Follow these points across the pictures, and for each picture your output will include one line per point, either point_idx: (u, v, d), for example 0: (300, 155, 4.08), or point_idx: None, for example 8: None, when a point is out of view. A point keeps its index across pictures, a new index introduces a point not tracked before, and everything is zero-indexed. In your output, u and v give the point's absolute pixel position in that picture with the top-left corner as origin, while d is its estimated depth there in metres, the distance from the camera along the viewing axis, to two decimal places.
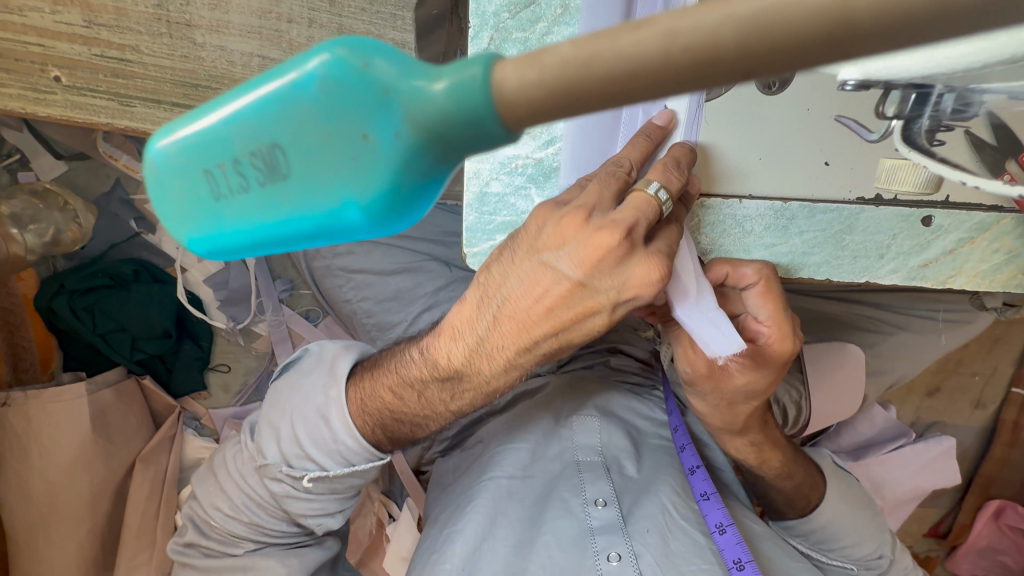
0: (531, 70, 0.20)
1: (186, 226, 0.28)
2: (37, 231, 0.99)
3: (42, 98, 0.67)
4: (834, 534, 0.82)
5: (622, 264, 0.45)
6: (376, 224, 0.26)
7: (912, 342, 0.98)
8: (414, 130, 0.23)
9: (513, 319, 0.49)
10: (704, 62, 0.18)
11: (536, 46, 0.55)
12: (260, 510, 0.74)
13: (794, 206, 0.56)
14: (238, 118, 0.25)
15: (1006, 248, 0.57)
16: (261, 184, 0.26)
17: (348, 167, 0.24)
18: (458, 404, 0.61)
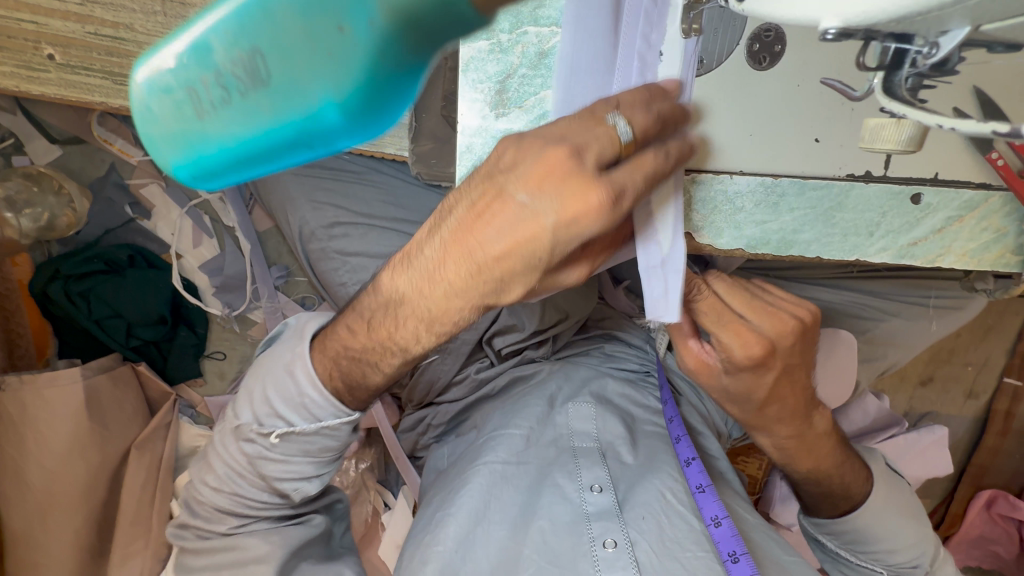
0: None
1: (176, 148, 0.30)
2: (32, 215, 0.99)
3: (36, 76, 0.68)
4: (868, 537, 0.76)
5: (563, 185, 0.47)
6: (356, 123, 0.28)
7: (902, 328, 0.99)
8: (386, 16, 0.24)
9: (457, 242, 0.52)
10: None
11: (528, 20, 0.56)
12: (240, 480, 0.74)
13: (784, 182, 0.57)
14: (219, 27, 0.27)
15: (995, 226, 0.57)
16: (245, 92, 0.27)
17: (327, 63, 0.26)
18: (404, 331, 0.60)
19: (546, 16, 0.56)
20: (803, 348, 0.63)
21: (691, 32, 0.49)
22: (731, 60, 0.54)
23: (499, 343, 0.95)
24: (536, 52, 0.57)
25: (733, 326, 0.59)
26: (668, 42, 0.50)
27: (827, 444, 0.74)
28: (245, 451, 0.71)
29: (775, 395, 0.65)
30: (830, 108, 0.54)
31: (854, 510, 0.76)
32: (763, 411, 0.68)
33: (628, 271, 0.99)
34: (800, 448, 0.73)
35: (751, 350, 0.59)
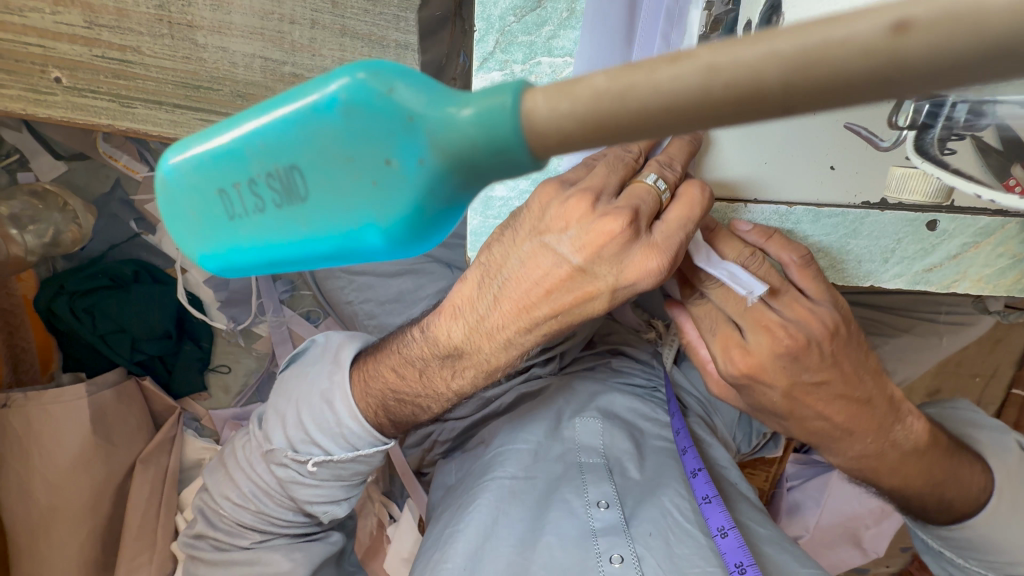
0: (562, 101, 0.22)
1: (205, 242, 0.31)
2: (37, 231, 0.98)
3: (43, 99, 0.65)
4: (989, 547, 0.71)
5: (624, 251, 0.46)
6: (395, 246, 0.28)
7: (910, 344, 0.98)
8: (439, 157, 0.25)
9: (513, 299, 0.52)
10: (745, 96, 0.19)
11: (542, 49, 0.58)
12: (266, 499, 0.74)
13: (799, 210, 0.56)
14: (256, 138, 0.27)
15: (1011, 252, 0.57)
16: (278, 205, 0.28)
17: (370, 190, 0.26)
18: (459, 381, 0.62)
19: (559, 47, 0.57)
20: (835, 348, 0.56)
21: None
22: None
23: None
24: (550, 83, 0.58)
25: (756, 318, 0.54)
26: None
27: (916, 462, 0.68)
28: (277, 476, 0.72)
29: (806, 406, 0.60)
30: (846, 138, 0.53)
31: (968, 519, 0.72)
32: (801, 423, 0.63)
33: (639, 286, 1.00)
34: (880, 466, 0.68)
35: (753, 361, 0.55)
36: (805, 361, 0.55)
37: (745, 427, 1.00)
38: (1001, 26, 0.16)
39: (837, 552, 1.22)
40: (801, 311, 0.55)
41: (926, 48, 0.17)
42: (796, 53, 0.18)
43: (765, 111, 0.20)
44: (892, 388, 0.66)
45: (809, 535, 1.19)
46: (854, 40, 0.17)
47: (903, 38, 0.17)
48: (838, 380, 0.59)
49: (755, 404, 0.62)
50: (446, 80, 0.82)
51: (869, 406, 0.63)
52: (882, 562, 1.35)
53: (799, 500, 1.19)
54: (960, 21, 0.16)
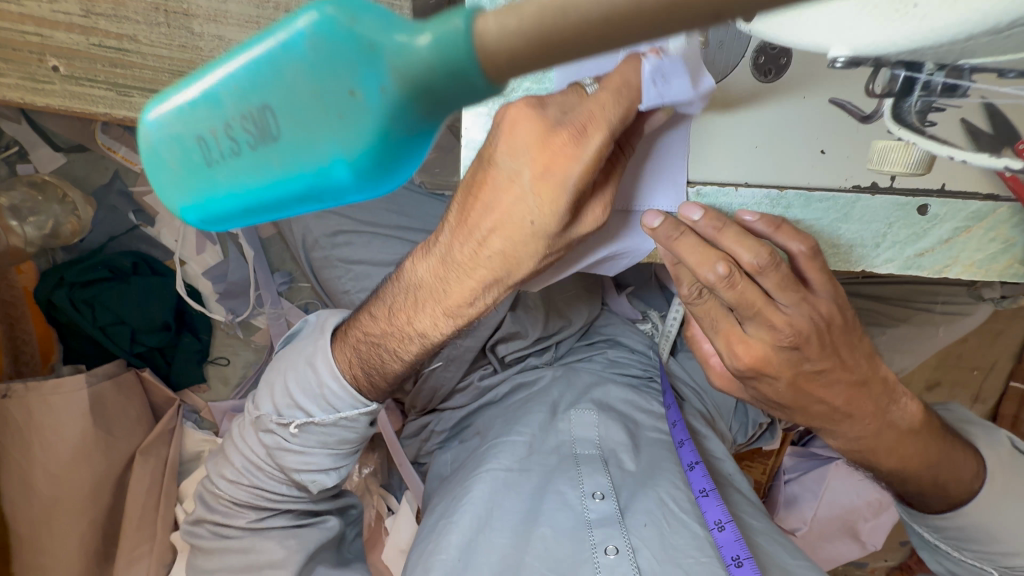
0: (510, 18, 0.20)
1: (184, 193, 0.30)
2: (37, 223, 0.99)
3: (41, 88, 0.66)
4: (982, 537, 0.72)
5: (538, 138, 0.45)
6: (363, 182, 0.27)
7: (909, 334, 0.99)
8: (399, 84, 0.24)
9: (461, 220, 0.53)
10: (677, 5, 0.18)
11: None
12: (259, 473, 0.75)
13: (790, 194, 0.56)
14: (228, 80, 0.26)
15: (1003, 237, 0.58)
16: (253, 147, 0.27)
17: (336, 124, 0.25)
18: (420, 316, 0.61)
19: None
20: (832, 337, 0.59)
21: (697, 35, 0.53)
22: (737, 73, 0.54)
23: (502, 350, 0.94)
24: None
25: (764, 316, 0.55)
26: None
27: (911, 442, 0.69)
28: (264, 441, 0.73)
29: (806, 392, 0.63)
30: (838, 125, 0.54)
31: (962, 506, 0.72)
32: (805, 410, 0.65)
33: (631, 276, 1.03)
34: (879, 448, 0.69)
35: (756, 352, 0.57)
36: (806, 352, 0.57)
37: (742, 416, 1.00)
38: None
39: (835, 545, 1.22)
40: (807, 306, 0.56)
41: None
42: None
43: (698, 19, 0.18)
44: (885, 369, 0.66)
45: (807, 528, 1.19)
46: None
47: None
48: (837, 368, 0.61)
49: (760, 396, 0.66)
50: None
51: (865, 388, 0.64)
52: (879, 555, 1.35)
53: (796, 493, 1.19)
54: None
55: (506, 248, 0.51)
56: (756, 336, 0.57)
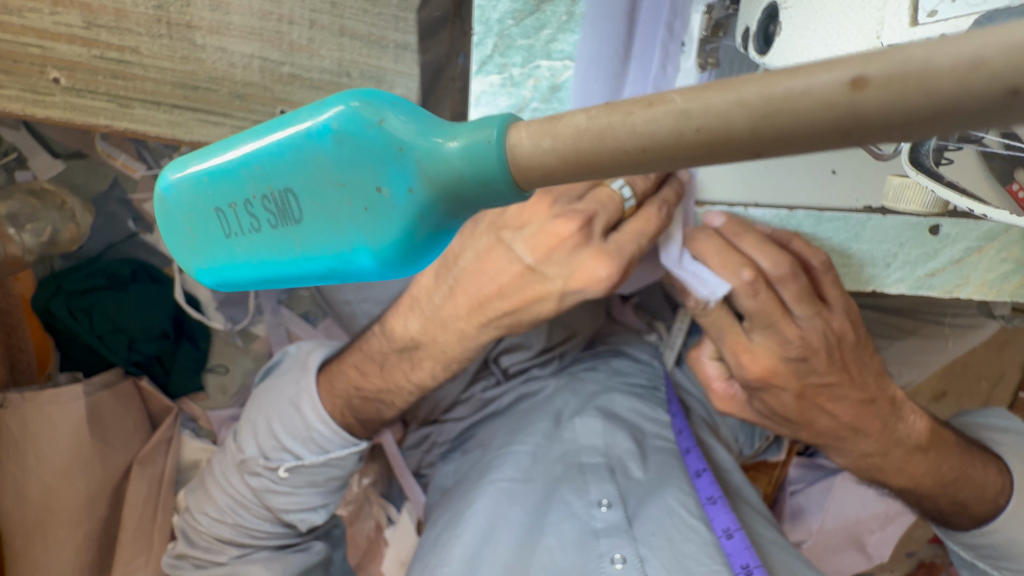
0: (545, 138, 0.22)
1: (201, 256, 0.33)
2: (34, 231, 0.96)
3: (42, 100, 0.64)
4: (1015, 554, 0.70)
5: (575, 254, 0.52)
6: (386, 269, 0.28)
7: (915, 347, 0.98)
8: (427, 186, 0.26)
9: (466, 292, 0.58)
10: (715, 144, 0.19)
11: (541, 53, 0.58)
12: (243, 511, 0.76)
13: (800, 214, 0.57)
14: (253, 160, 0.29)
15: (1014, 257, 0.57)
16: (272, 224, 0.29)
17: (360, 216, 0.27)
18: (419, 372, 0.68)
19: (559, 51, 0.58)
20: (844, 353, 0.59)
21: (706, 66, 0.55)
22: None
23: (506, 361, 0.94)
24: (549, 86, 0.59)
25: (771, 323, 0.56)
26: (682, 77, 0.56)
27: (922, 456, 0.69)
28: (251, 484, 0.74)
29: (817, 406, 0.63)
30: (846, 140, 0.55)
31: (990, 522, 0.71)
32: (810, 425, 0.65)
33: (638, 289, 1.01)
34: (893, 459, 0.69)
35: (763, 363, 0.58)
36: (812, 363, 0.58)
37: (748, 430, 0.99)
38: (959, 84, 0.14)
39: (841, 557, 1.20)
40: (816, 319, 0.56)
41: (889, 103, 0.15)
42: (761, 102, 0.17)
43: (738, 155, 0.19)
44: (893, 389, 0.66)
45: (812, 541, 1.17)
46: (819, 91, 0.16)
47: (867, 91, 0.16)
48: (844, 380, 0.61)
49: (768, 410, 0.66)
50: (445, 81, 0.81)
51: (874, 406, 0.64)
52: (886, 567, 1.33)
53: (802, 504, 1.18)
54: (920, 82, 0.15)
55: (514, 324, 0.60)
56: (761, 344, 0.58)
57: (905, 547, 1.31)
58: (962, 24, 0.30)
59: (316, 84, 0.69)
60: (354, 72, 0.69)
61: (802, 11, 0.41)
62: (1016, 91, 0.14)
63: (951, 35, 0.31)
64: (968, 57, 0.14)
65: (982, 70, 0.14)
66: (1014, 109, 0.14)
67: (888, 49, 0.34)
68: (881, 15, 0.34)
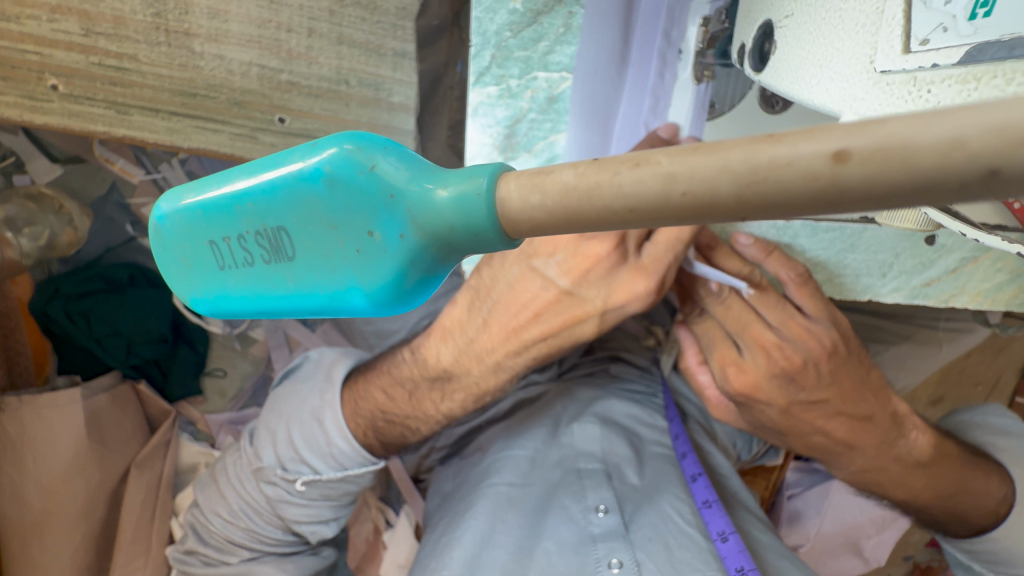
0: (533, 194, 0.22)
1: (196, 287, 0.33)
2: (32, 235, 0.95)
3: (40, 106, 0.63)
4: (1016, 560, 0.70)
5: (611, 275, 0.53)
6: (378, 309, 0.28)
7: (912, 353, 0.98)
8: (418, 234, 0.26)
9: (500, 322, 0.59)
10: (701, 207, 0.19)
11: (538, 64, 0.58)
12: (257, 517, 0.76)
13: (797, 225, 0.58)
14: (247, 198, 0.29)
15: (1009, 267, 0.57)
16: (266, 261, 0.29)
17: (353, 258, 0.27)
18: (448, 403, 0.69)
19: (556, 62, 0.58)
20: (834, 366, 0.59)
21: (702, 78, 0.55)
22: (743, 102, 0.54)
23: None
24: (546, 97, 0.59)
25: (753, 337, 0.56)
26: (680, 86, 0.57)
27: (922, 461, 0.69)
28: (266, 493, 0.74)
29: (806, 422, 0.63)
30: None
31: (989, 531, 0.71)
32: (802, 439, 0.66)
33: None
34: (893, 467, 0.68)
35: (748, 378, 0.58)
36: (800, 381, 0.58)
37: (746, 435, 1.00)
38: (940, 163, 0.15)
39: (838, 561, 1.21)
40: (799, 330, 0.56)
41: (869, 180, 0.16)
42: (745, 170, 0.17)
43: (724, 218, 0.19)
44: (894, 404, 0.66)
45: (809, 545, 1.18)
46: (803, 163, 0.16)
47: (849, 165, 0.16)
48: (836, 399, 0.61)
49: (757, 423, 0.67)
50: (443, 89, 0.81)
51: (871, 424, 0.64)
52: (883, 571, 1.33)
53: (799, 508, 1.19)
54: (901, 160, 0.15)
55: (552, 349, 0.61)
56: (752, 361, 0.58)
57: (901, 551, 1.31)
58: (953, 56, 0.29)
59: (314, 91, 0.69)
60: (353, 80, 0.69)
61: (796, 31, 0.41)
62: (994, 172, 0.14)
63: (943, 66, 0.30)
64: (948, 139, 0.14)
65: (960, 152, 0.14)
66: (994, 188, 0.15)
67: (883, 76, 0.33)
68: (874, 40, 0.33)
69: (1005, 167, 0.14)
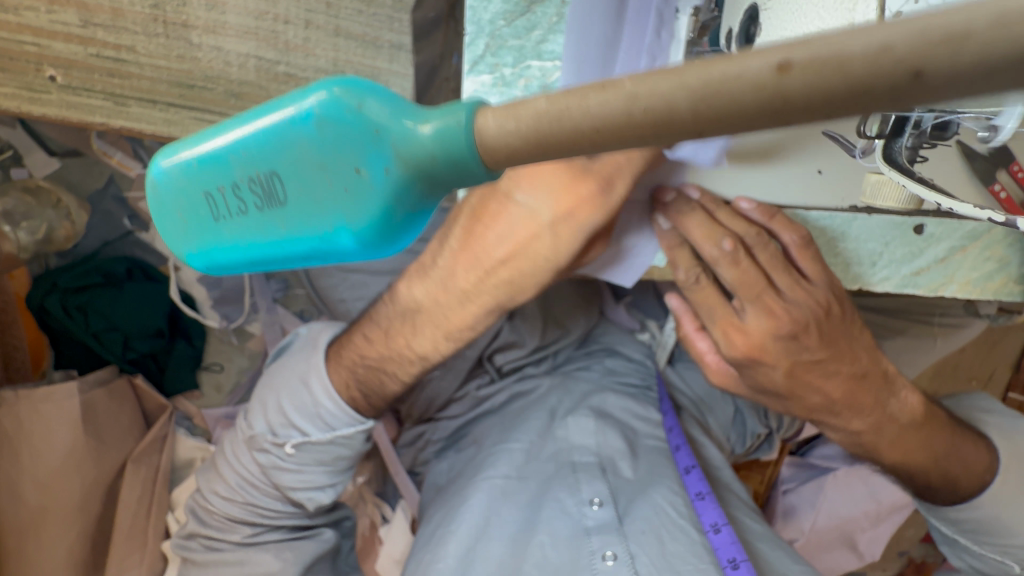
0: (509, 120, 0.23)
1: (191, 241, 0.33)
2: (29, 228, 0.98)
3: (38, 98, 0.64)
4: (1007, 533, 0.72)
5: (557, 180, 0.54)
6: (367, 249, 0.29)
7: (905, 346, 0.99)
8: (403, 167, 0.26)
9: (465, 250, 0.61)
10: (661, 125, 0.19)
11: (532, 53, 0.58)
12: (254, 490, 0.77)
13: (788, 213, 0.59)
14: (239, 146, 0.30)
15: (997, 256, 0.58)
16: (259, 207, 0.30)
17: (341, 196, 0.28)
18: (420, 341, 0.68)
19: (549, 51, 0.59)
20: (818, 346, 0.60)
21: None
22: None
23: (500, 359, 0.94)
24: (539, 85, 0.59)
25: (762, 301, 0.58)
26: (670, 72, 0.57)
27: (912, 445, 0.70)
28: (259, 461, 0.74)
29: (806, 382, 0.64)
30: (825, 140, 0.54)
31: (974, 499, 0.72)
32: (801, 401, 0.66)
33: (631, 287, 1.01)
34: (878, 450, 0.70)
35: (754, 339, 0.60)
36: (805, 341, 0.60)
37: (741, 427, 1.00)
38: (870, 67, 0.15)
39: (833, 555, 1.21)
40: (802, 293, 0.59)
41: (812, 86, 0.16)
42: (699, 85, 0.18)
43: (683, 136, 0.20)
44: (886, 363, 0.68)
45: (804, 540, 1.18)
46: (750, 75, 0.17)
47: (791, 74, 0.16)
48: (834, 358, 0.63)
49: (757, 385, 0.66)
50: (439, 81, 0.81)
51: (868, 383, 0.66)
52: (878, 566, 1.34)
53: (794, 503, 1.19)
54: (836, 67, 0.16)
55: (515, 278, 0.60)
56: (753, 324, 0.60)
57: (896, 546, 1.32)
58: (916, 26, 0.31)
59: (311, 83, 0.69)
60: (349, 72, 0.70)
61: (779, 13, 0.42)
62: (918, 75, 0.15)
63: None
64: (875, 47, 0.15)
65: (889, 56, 0.15)
66: (919, 91, 0.15)
67: None
68: (852, 17, 0.34)
69: (926, 68, 0.15)
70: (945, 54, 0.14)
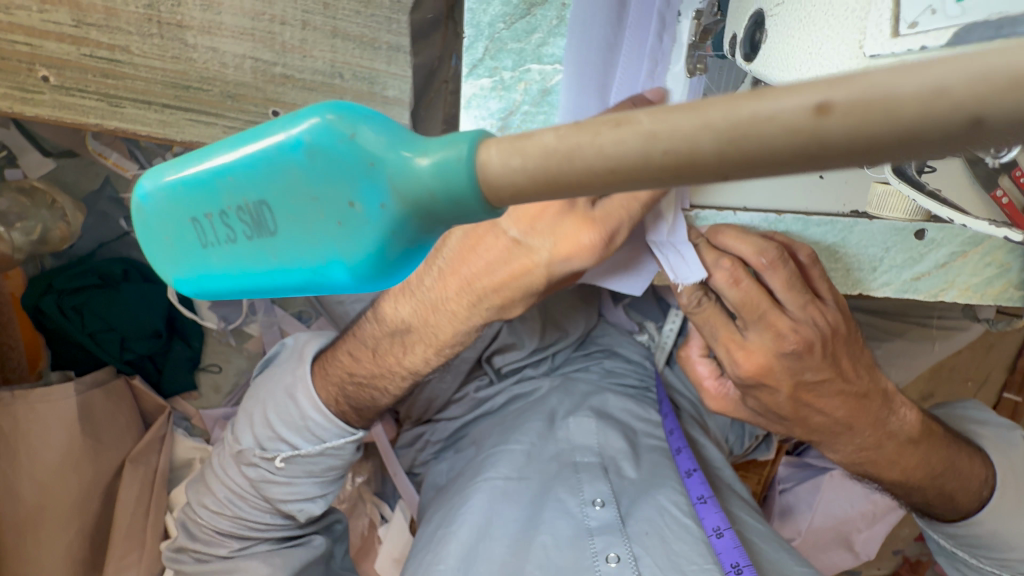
0: (514, 157, 0.22)
1: (179, 266, 0.33)
2: (24, 229, 0.95)
3: (30, 98, 0.62)
4: (1006, 547, 0.72)
5: (558, 221, 0.53)
6: (362, 282, 0.29)
7: (903, 349, 0.99)
8: (399, 203, 0.26)
9: (455, 273, 0.60)
10: (683, 165, 0.19)
11: (532, 56, 0.58)
12: (242, 503, 0.77)
13: (788, 218, 0.58)
14: (228, 172, 0.29)
15: (998, 261, 0.58)
16: (248, 236, 0.29)
17: (335, 229, 0.27)
18: (411, 357, 0.68)
19: (550, 54, 0.58)
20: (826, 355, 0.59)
21: (696, 71, 0.56)
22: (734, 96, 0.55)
23: (498, 360, 0.94)
24: (539, 90, 0.59)
25: (769, 321, 0.56)
26: (672, 77, 0.57)
27: (912, 452, 0.70)
28: (248, 475, 0.74)
29: (810, 405, 0.63)
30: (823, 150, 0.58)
31: (977, 515, 0.72)
32: (804, 422, 0.66)
33: None
34: (878, 457, 0.70)
35: (757, 360, 0.58)
36: (809, 360, 0.58)
37: (739, 429, 1.00)
38: (922, 112, 0.15)
39: (829, 555, 1.22)
40: (815, 312, 0.57)
41: (853, 129, 0.16)
42: (728, 125, 0.17)
43: (705, 177, 0.19)
44: (886, 381, 0.68)
45: (800, 540, 1.19)
46: (785, 116, 0.17)
47: (831, 117, 0.16)
48: (837, 378, 0.62)
49: (762, 409, 0.66)
50: (438, 82, 0.80)
51: (869, 402, 0.65)
52: (873, 565, 1.35)
53: (791, 502, 1.19)
54: (883, 109, 0.16)
55: (507, 302, 0.60)
56: (757, 342, 0.58)
57: (891, 545, 1.32)
58: (942, 38, 0.29)
59: (308, 85, 0.69)
60: (347, 74, 0.69)
61: (787, 20, 0.41)
62: (977, 121, 0.15)
63: (932, 48, 0.30)
64: (929, 88, 0.15)
65: (943, 101, 0.15)
66: (973, 136, 0.15)
67: (872, 60, 0.33)
68: (863, 25, 0.34)
69: (986, 114, 0.15)
70: (1008, 102, 0.14)
